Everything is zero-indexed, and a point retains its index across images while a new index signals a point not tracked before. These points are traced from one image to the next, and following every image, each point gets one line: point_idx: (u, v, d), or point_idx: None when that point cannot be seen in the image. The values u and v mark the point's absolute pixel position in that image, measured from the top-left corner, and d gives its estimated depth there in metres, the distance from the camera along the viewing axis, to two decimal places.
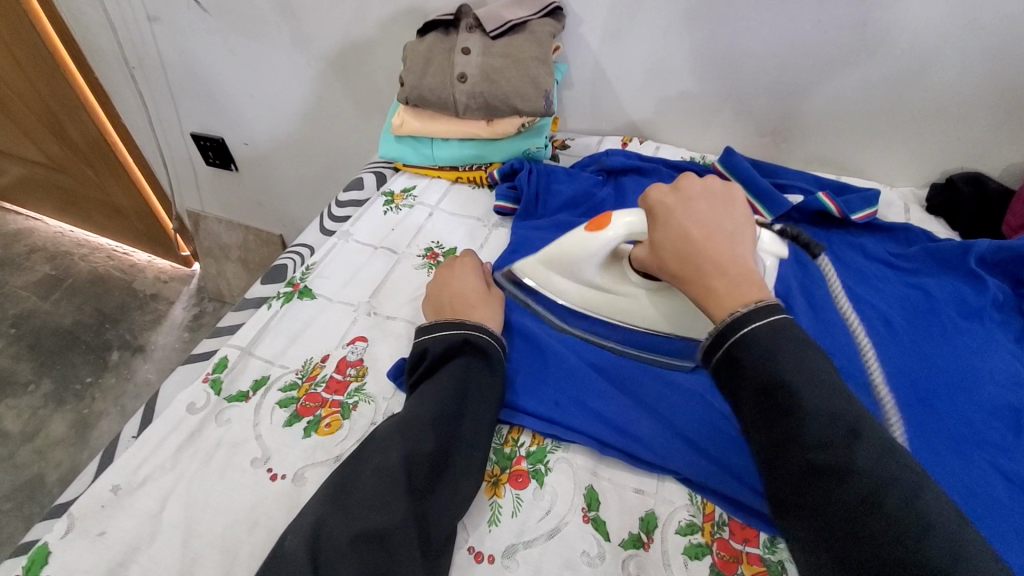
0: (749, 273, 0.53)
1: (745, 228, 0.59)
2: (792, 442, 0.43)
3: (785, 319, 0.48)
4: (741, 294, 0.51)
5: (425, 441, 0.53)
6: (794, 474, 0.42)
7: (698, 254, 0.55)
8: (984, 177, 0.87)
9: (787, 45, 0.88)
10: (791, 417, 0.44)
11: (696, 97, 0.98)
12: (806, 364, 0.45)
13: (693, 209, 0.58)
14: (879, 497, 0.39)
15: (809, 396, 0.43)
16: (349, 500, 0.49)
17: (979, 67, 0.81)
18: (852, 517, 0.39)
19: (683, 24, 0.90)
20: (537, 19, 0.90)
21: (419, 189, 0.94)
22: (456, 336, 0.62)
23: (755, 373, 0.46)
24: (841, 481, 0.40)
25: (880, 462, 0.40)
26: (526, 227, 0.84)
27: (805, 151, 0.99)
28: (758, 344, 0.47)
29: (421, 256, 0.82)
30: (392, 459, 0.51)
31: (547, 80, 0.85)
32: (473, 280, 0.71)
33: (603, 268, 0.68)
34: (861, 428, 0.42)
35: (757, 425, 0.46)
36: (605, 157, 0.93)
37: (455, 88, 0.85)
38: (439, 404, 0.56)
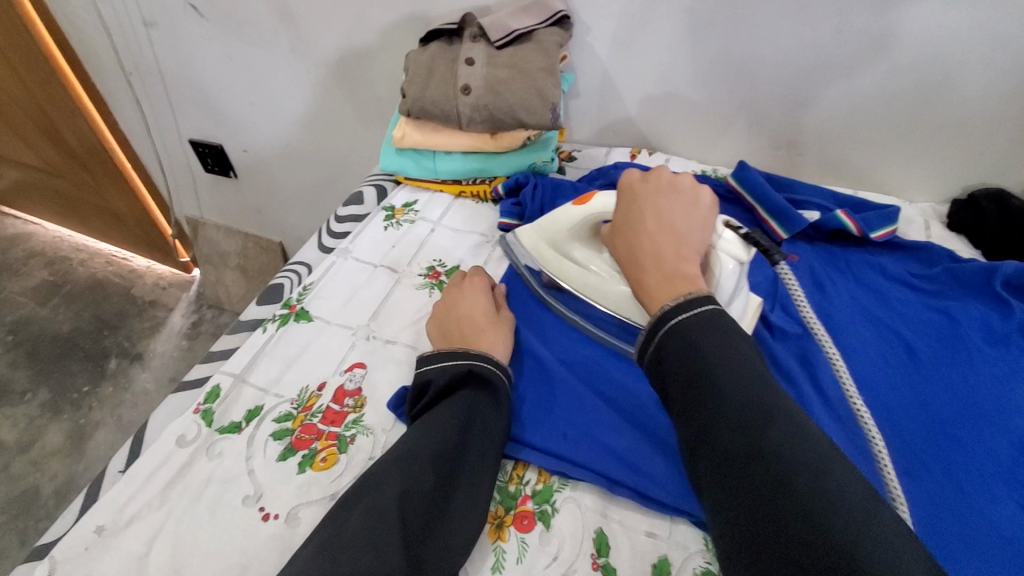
0: (687, 270, 0.52)
1: (699, 231, 0.58)
2: (710, 429, 0.41)
3: (717, 310, 0.46)
4: (673, 289, 0.50)
5: (421, 478, 0.51)
6: (712, 461, 0.40)
7: (643, 247, 0.55)
8: (1008, 195, 0.83)
9: (804, 56, 0.84)
10: (709, 404, 0.42)
11: (709, 109, 0.95)
12: (729, 352, 0.43)
13: (651, 202, 0.58)
14: (787, 477, 0.36)
15: (725, 382, 0.42)
16: (340, 544, 0.46)
17: (1007, 79, 0.78)
18: (762, 499, 0.36)
19: (695, 33, 0.87)
20: (544, 28, 0.86)
21: (420, 204, 0.91)
22: (461, 368, 0.59)
23: (677, 361, 0.45)
24: (752, 463, 0.38)
25: (792, 444, 0.37)
26: None
27: (820, 165, 0.95)
28: (681, 334, 0.45)
29: (422, 275, 0.79)
30: (388, 500, 0.49)
31: (554, 92, 0.82)
32: (483, 302, 0.68)
33: (583, 244, 0.72)
34: (778, 410, 0.40)
35: (681, 416, 0.44)
36: (614, 171, 0.90)
37: (458, 100, 0.82)
38: (440, 441, 0.53)
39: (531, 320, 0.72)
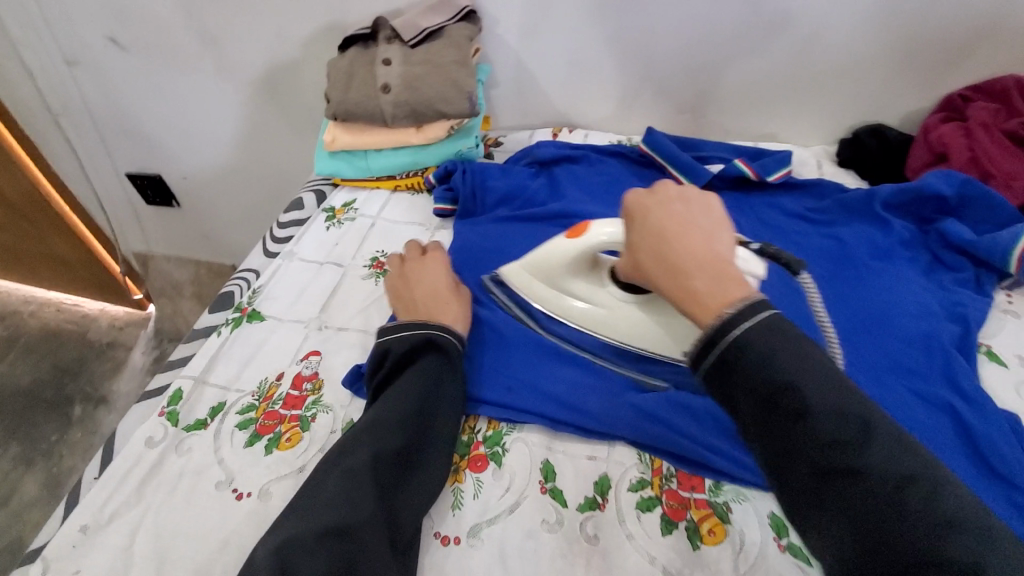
0: (733, 271, 0.46)
1: (727, 227, 0.52)
2: (801, 447, 0.39)
3: (774, 317, 0.42)
4: (726, 296, 0.44)
5: (388, 442, 0.54)
6: (808, 482, 0.38)
7: (676, 251, 0.49)
8: (884, 128, 0.92)
9: (690, 25, 0.92)
10: (795, 419, 0.39)
11: (617, 83, 1.02)
12: (803, 358, 0.40)
13: (666, 208, 0.52)
14: (896, 495, 0.35)
15: (810, 394, 0.39)
16: (315, 502, 0.50)
17: (865, 25, 0.86)
18: (873, 520, 0.35)
19: (591, 14, 0.94)
20: (454, 24, 0.92)
21: (359, 202, 0.95)
22: (419, 337, 0.63)
23: (748, 372, 0.41)
24: (856, 483, 0.36)
25: (895, 457, 0.36)
26: (469, 226, 0.87)
27: (723, 123, 1.03)
28: (746, 347, 0.41)
29: (367, 266, 0.84)
30: (360, 460, 0.52)
31: (468, 82, 0.88)
32: (446, 280, 0.72)
33: (581, 277, 0.68)
34: (871, 421, 0.38)
35: (760, 432, 0.41)
36: (536, 150, 0.96)
37: (380, 99, 0.88)
38: (406, 407, 0.57)
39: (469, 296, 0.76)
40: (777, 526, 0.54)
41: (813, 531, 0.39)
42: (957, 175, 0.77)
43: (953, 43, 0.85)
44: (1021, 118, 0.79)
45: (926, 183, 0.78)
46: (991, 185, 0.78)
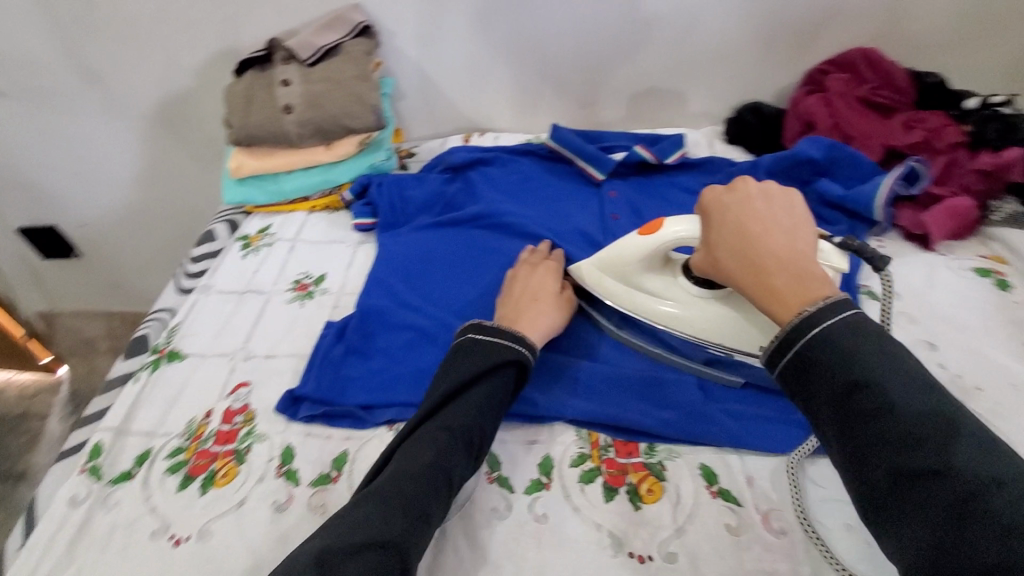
0: (815, 270, 0.49)
1: (808, 227, 0.54)
2: (880, 443, 0.40)
3: (862, 315, 0.44)
4: (805, 292, 0.47)
5: (453, 459, 0.52)
6: (884, 479, 0.39)
7: (754, 249, 0.51)
8: (761, 104, 1.01)
9: (577, 25, 0.97)
10: (872, 416, 0.40)
11: (518, 85, 1.06)
12: (886, 359, 0.42)
13: (745, 205, 0.55)
14: (980, 496, 0.35)
15: (891, 393, 0.40)
16: (360, 508, 0.48)
17: (731, 12, 0.94)
18: (952, 518, 0.35)
19: (483, 21, 0.97)
20: (350, 40, 0.93)
21: (275, 226, 0.93)
22: (492, 347, 0.59)
23: (824, 366, 0.43)
24: (935, 482, 0.37)
25: (982, 461, 0.36)
26: (392, 238, 0.87)
27: (623, 113, 1.09)
28: (826, 343, 0.43)
29: (290, 290, 0.82)
30: (417, 466, 0.50)
31: (372, 95, 0.89)
32: (544, 281, 0.71)
33: (656, 273, 0.68)
34: (960, 424, 0.38)
35: (836, 430, 0.42)
36: (449, 157, 0.99)
37: (282, 120, 0.87)
38: (469, 419, 0.54)
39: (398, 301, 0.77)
40: (707, 475, 0.58)
41: (891, 533, 0.39)
42: (823, 140, 0.86)
43: (807, 23, 0.95)
44: (868, 85, 0.90)
45: (798, 150, 0.85)
46: (853, 145, 0.88)
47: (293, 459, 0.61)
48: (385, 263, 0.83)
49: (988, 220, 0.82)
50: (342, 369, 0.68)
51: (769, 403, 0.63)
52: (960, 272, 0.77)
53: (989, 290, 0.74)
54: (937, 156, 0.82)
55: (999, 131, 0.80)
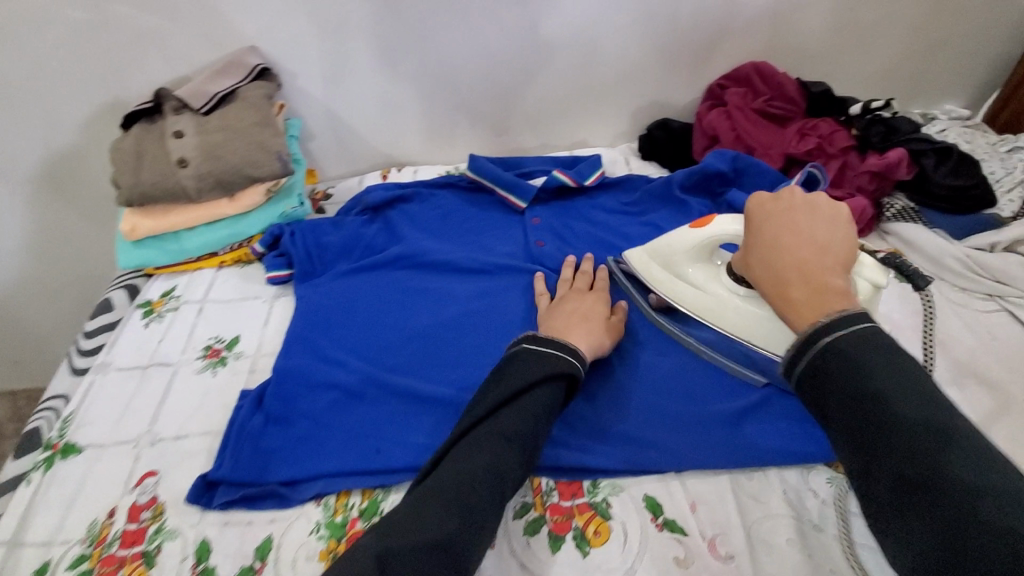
0: (838, 283, 0.48)
1: (852, 245, 0.52)
2: (887, 451, 0.40)
3: (874, 328, 0.45)
4: (824, 304, 0.47)
5: (510, 464, 0.51)
6: (885, 484, 0.40)
7: (781, 260, 0.51)
8: (669, 120, 1.04)
9: (485, 55, 0.97)
10: (880, 425, 0.41)
11: (433, 117, 1.04)
12: (893, 370, 0.42)
13: (782, 214, 0.54)
14: (976, 502, 0.36)
15: (897, 402, 0.41)
16: (415, 507, 0.48)
17: (632, 34, 0.97)
18: (948, 524, 0.36)
19: (389, 56, 0.95)
20: (247, 84, 0.88)
21: (180, 287, 0.86)
22: (554, 359, 0.58)
23: (835, 375, 0.43)
24: (935, 490, 0.37)
25: (977, 471, 0.37)
26: (311, 289, 0.82)
27: (540, 137, 1.09)
28: (838, 353, 0.44)
29: (200, 358, 0.76)
30: (478, 466, 0.50)
31: (275, 141, 0.84)
32: (597, 307, 0.71)
33: (698, 266, 0.70)
34: (959, 437, 0.39)
35: (848, 441, 0.42)
36: (366, 196, 0.94)
37: (177, 174, 0.80)
38: (526, 424, 0.53)
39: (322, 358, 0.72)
40: (651, 507, 0.58)
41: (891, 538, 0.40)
42: (728, 152, 0.90)
43: (705, 40, 0.99)
44: (763, 97, 0.94)
45: (707, 163, 0.89)
46: (755, 156, 0.92)
47: (211, 554, 0.56)
48: (304, 317, 0.77)
49: (881, 218, 0.85)
50: (261, 441, 0.63)
51: (701, 421, 0.64)
52: None
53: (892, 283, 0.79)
54: (830, 160, 0.87)
55: (879, 134, 0.87)
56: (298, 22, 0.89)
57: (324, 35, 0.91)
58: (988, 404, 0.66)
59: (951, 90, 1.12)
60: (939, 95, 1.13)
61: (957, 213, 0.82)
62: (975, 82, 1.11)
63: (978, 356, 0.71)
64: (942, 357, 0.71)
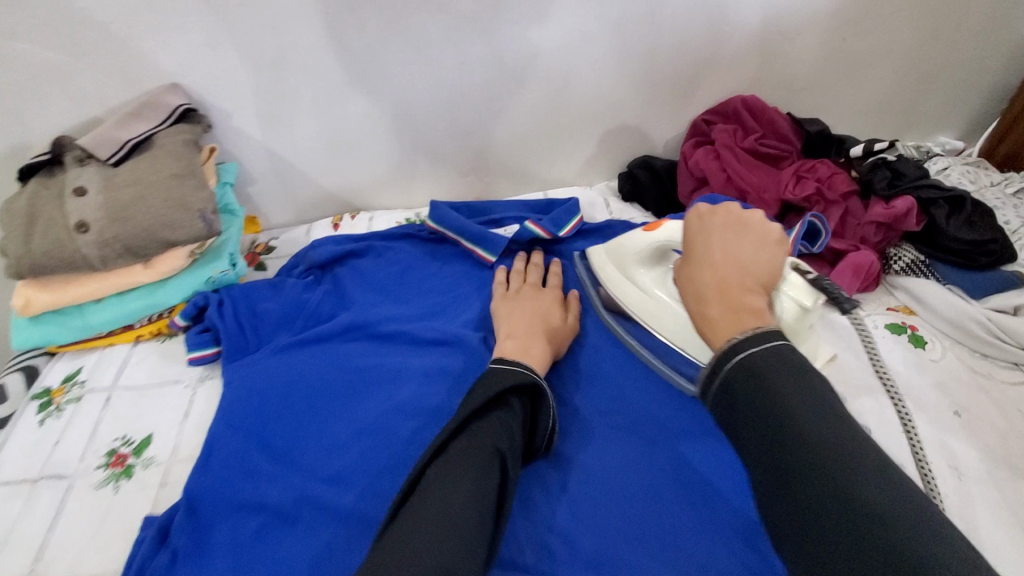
0: (755, 304, 0.43)
1: (778, 269, 0.47)
2: (792, 484, 0.35)
3: (788, 345, 0.40)
4: (739, 327, 0.42)
5: (494, 478, 0.49)
6: (794, 525, 0.34)
7: (705, 277, 0.47)
8: (650, 159, 0.95)
9: (446, 91, 0.86)
10: (791, 449, 0.35)
11: (389, 158, 0.93)
12: (801, 385, 0.37)
13: (713, 233, 0.50)
14: (885, 536, 0.30)
15: (806, 424, 0.36)
16: (406, 528, 0.43)
17: (610, 66, 0.87)
18: (861, 557, 0.30)
19: (336, 93, 0.83)
20: (166, 129, 0.75)
21: (87, 370, 0.73)
22: (525, 377, 0.58)
23: (742, 396, 0.39)
24: (837, 515, 0.32)
25: (883, 497, 0.32)
26: (242, 372, 0.69)
27: (509, 178, 0.99)
28: (747, 370, 0.39)
29: (102, 467, 0.63)
30: (467, 485, 0.46)
31: (198, 197, 0.71)
32: (551, 310, 0.72)
33: (648, 269, 0.71)
34: (862, 458, 0.34)
35: (758, 465, 0.37)
36: (311, 252, 0.81)
37: (76, 241, 0.66)
38: (501, 442, 0.52)
39: (250, 472, 0.59)
40: None
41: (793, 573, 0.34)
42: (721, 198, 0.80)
43: (689, 73, 0.89)
44: (754, 135, 0.86)
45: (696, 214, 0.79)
46: (748, 201, 0.82)
47: None
48: (230, 406, 0.65)
49: (888, 270, 0.78)
50: None
51: (707, 539, 0.55)
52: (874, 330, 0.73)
53: (907, 350, 0.71)
54: (831, 207, 0.79)
55: (886, 179, 0.78)
56: (226, 56, 0.77)
57: (258, 70, 0.79)
58: None
59: (946, 120, 1.06)
60: (932, 126, 1.06)
61: (973, 269, 0.73)
62: (970, 112, 1.05)
63: (1012, 441, 0.62)
64: (973, 442, 0.62)
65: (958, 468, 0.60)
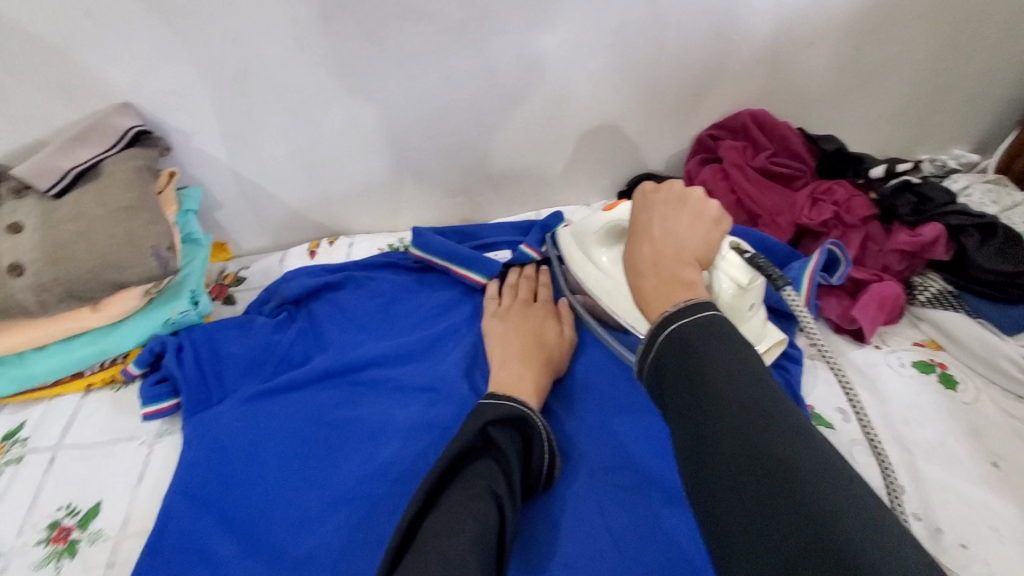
0: (686, 274, 0.46)
1: (710, 244, 0.51)
2: (704, 438, 0.36)
3: (719, 315, 0.41)
4: (670, 295, 0.45)
5: (491, 520, 0.45)
6: (707, 481, 0.35)
7: (644, 251, 0.51)
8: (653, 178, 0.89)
9: (430, 107, 0.78)
10: (708, 406, 0.36)
11: (369, 179, 0.85)
12: (726, 350, 0.38)
13: (655, 211, 0.54)
14: (787, 482, 0.32)
15: (724, 384, 0.36)
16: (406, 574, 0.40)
17: (608, 80, 0.80)
18: (766, 505, 0.31)
19: (309, 110, 0.76)
20: (116, 154, 0.67)
21: (30, 426, 0.65)
22: (515, 414, 0.54)
23: (672, 365, 0.39)
24: (744, 465, 0.33)
25: (790, 445, 0.33)
26: (204, 426, 0.61)
27: (501, 198, 0.92)
28: (677, 339, 0.40)
29: (42, 544, 0.55)
30: (472, 528, 0.43)
31: (151, 231, 0.63)
32: (545, 325, 0.69)
33: (608, 249, 0.69)
34: (774, 410, 0.35)
35: (678, 426, 0.38)
36: (282, 287, 0.74)
37: (9, 286, 0.59)
38: (493, 485, 0.48)
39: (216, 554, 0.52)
40: None
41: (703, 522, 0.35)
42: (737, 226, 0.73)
43: (692, 86, 0.83)
44: (765, 152, 0.79)
45: None
46: (760, 225, 0.77)
47: None
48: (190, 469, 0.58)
49: (912, 301, 0.72)
50: None
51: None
52: (900, 370, 0.66)
53: (936, 392, 0.65)
54: (849, 232, 0.73)
55: (910, 204, 0.73)
56: (183, 71, 0.69)
57: (221, 87, 0.71)
58: None
59: (960, 132, 1.00)
60: (947, 139, 1.00)
61: (1006, 304, 0.67)
62: (986, 124, 0.99)
63: None
64: (1016, 500, 0.56)
65: (1000, 531, 0.54)
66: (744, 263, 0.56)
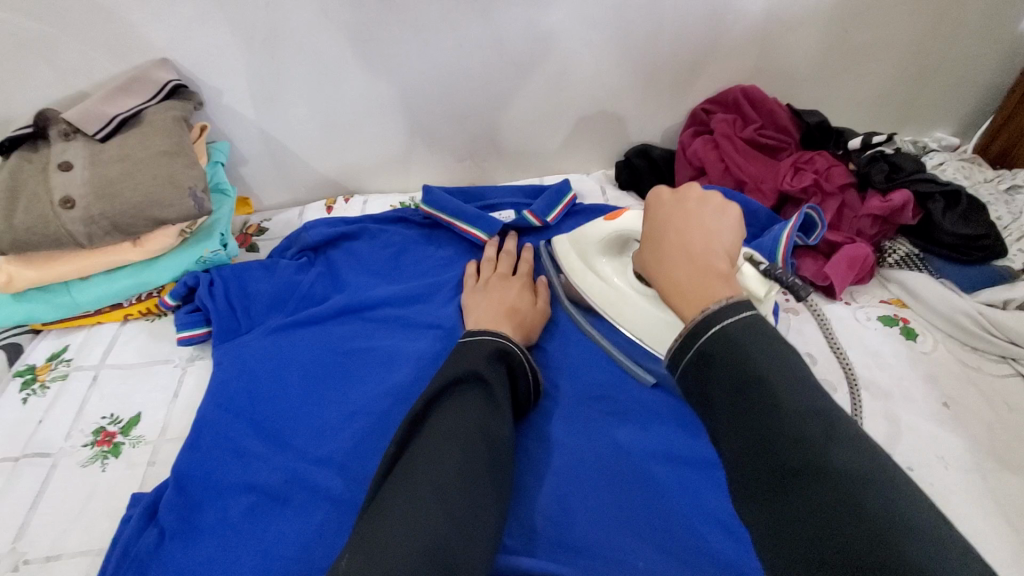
0: (722, 269, 0.44)
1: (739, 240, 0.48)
2: (761, 445, 0.36)
3: (759, 315, 0.41)
4: (708, 292, 0.43)
5: (478, 450, 0.49)
6: (769, 494, 0.35)
7: (672, 246, 0.48)
8: (649, 147, 0.94)
9: (443, 72, 0.84)
10: (765, 417, 0.36)
11: (384, 140, 0.91)
12: (778, 360, 0.38)
13: (677, 203, 0.50)
14: (855, 498, 0.32)
15: (780, 393, 0.36)
16: (397, 513, 0.42)
17: (611, 51, 0.85)
18: (834, 520, 0.32)
19: (331, 71, 0.81)
20: (155, 105, 0.73)
21: (73, 349, 0.72)
22: (493, 347, 0.58)
23: (721, 372, 0.39)
24: (809, 479, 0.33)
25: (854, 459, 0.33)
26: (234, 350, 0.68)
27: (505, 163, 0.98)
28: (725, 339, 0.40)
29: (89, 445, 0.62)
30: (455, 462, 0.46)
31: (188, 174, 0.69)
32: (520, 297, 0.71)
33: (609, 258, 0.70)
34: (836, 423, 0.35)
35: (731, 432, 0.38)
36: (303, 234, 0.80)
37: (61, 217, 0.65)
38: (481, 413, 0.51)
39: (236, 465, 0.58)
40: None
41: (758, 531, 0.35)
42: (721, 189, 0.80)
43: (689, 61, 0.89)
44: (755, 124, 0.85)
45: None
46: (747, 191, 0.83)
47: None
48: (217, 404, 0.63)
49: (882, 263, 0.79)
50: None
51: (696, 520, 0.56)
52: (866, 323, 0.73)
53: (897, 342, 0.71)
54: (829, 198, 0.79)
55: (883, 172, 0.78)
56: (217, 31, 0.75)
57: (251, 47, 0.77)
58: (1017, 492, 0.58)
59: (941, 116, 1.06)
60: (928, 121, 1.06)
61: (965, 263, 0.75)
62: (967, 108, 1.05)
63: (999, 432, 0.63)
64: (960, 432, 0.63)
65: (945, 457, 0.61)
66: (760, 276, 0.57)
